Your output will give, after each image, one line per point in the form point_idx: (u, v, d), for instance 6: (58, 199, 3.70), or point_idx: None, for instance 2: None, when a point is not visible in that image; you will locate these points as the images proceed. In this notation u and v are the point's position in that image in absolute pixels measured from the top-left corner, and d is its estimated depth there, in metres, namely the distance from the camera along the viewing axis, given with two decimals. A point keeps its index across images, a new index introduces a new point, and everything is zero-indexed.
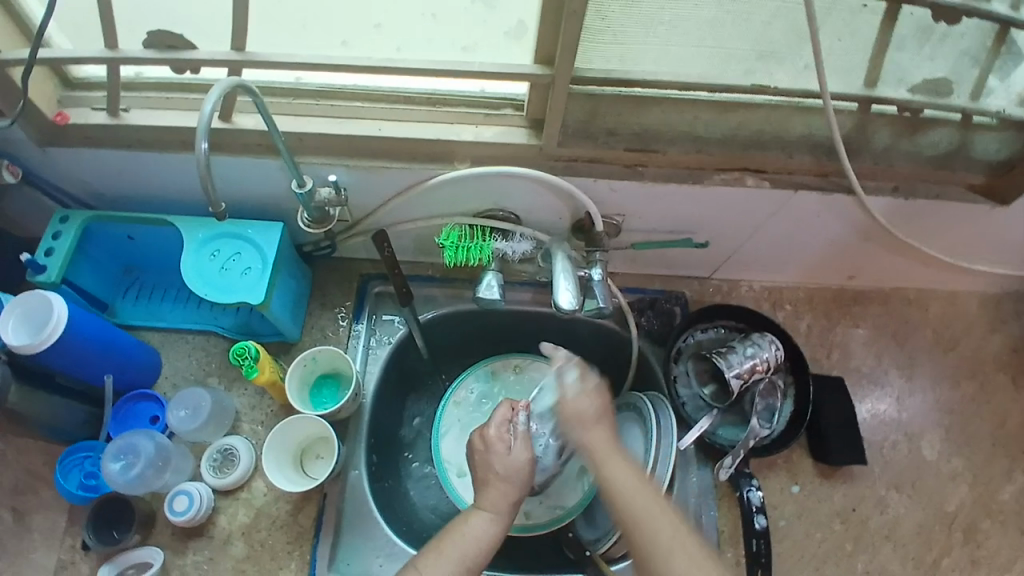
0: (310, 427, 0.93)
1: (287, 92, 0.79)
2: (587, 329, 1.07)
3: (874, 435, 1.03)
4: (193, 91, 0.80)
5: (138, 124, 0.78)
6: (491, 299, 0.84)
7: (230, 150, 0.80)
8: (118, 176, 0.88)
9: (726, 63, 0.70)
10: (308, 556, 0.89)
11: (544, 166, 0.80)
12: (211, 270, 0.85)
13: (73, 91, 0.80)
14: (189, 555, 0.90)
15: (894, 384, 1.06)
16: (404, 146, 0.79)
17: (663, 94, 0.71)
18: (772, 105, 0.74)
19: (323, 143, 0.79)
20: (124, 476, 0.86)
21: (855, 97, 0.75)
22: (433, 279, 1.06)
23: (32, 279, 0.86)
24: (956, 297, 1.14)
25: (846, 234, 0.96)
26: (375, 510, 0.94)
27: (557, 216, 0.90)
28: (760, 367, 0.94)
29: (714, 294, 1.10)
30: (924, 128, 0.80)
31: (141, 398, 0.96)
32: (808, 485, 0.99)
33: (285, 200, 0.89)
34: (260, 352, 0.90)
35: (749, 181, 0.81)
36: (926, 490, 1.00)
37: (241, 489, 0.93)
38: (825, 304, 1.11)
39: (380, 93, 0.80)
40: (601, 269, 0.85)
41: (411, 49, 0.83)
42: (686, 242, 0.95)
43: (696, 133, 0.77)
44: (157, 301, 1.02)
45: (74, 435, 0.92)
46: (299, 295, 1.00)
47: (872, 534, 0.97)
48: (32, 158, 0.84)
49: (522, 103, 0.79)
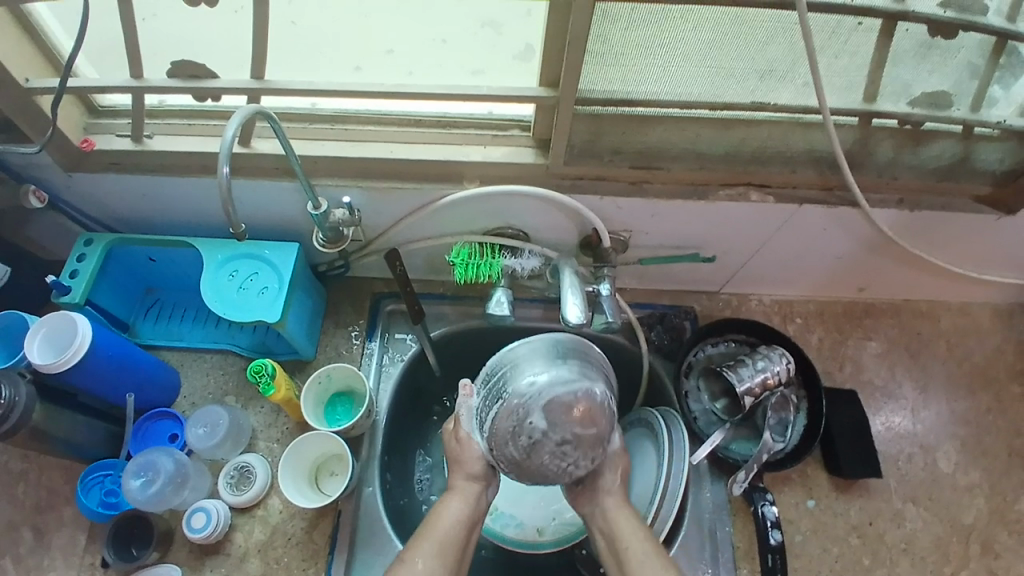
0: (324, 443, 0.94)
1: (302, 117, 0.82)
2: (598, 344, 1.08)
3: (889, 447, 1.02)
4: (213, 118, 0.84)
5: (161, 150, 0.82)
6: (501, 315, 0.85)
7: (248, 173, 0.83)
8: (141, 201, 0.91)
9: (727, 82, 0.72)
10: (323, 571, 0.90)
11: (552, 184, 0.82)
12: (230, 291, 0.87)
13: (98, 119, 0.84)
14: (206, 572, 0.91)
15: (908, 396, 1.06)
16: (415, 167, 0.82)
17: (665, 112, 0.75)
18: (774, 121, 0.76)
19: (337, 165, 0.82)
20: (143, 493, 0.88)
21: (855, 112, 0.77)
22: (444, 297, 1.08)
23: (58, 299, 0.89)
24: (966, 308, 1.13)
25: (853, 246, 0.96)
26: (389, 530, 0.94)
27: (566, 233, 0.92)
28: (771, 380, 0.93)
29: (725, 308, 1.11)
30: (925, 139, 0.82)
31: (160, 416, 0.98)
32: (823, 500, 0.98)
33: (300, 221, 0.92)
34: (277, 369, 0.91)
35: (753, 196, 0.83)
36: (943, 503, 0.99)
37: (258, 506, 0.94)
38: (836, 316, 1.11)
39: (390, 115, 0.82)
40: (609, 285, 0.86)
41: (421, 73, 0.85)
42: (694, 257, 0.96)
43: (700, 150, 0.79)
44: (177, 321, 1.05)
45: (96, 453, 0.94)
46: (314, 314, 1.02)
47: (889, 549, 0.96)
48: (59, 185, 0.88)
49: (529, 124, 0.82)
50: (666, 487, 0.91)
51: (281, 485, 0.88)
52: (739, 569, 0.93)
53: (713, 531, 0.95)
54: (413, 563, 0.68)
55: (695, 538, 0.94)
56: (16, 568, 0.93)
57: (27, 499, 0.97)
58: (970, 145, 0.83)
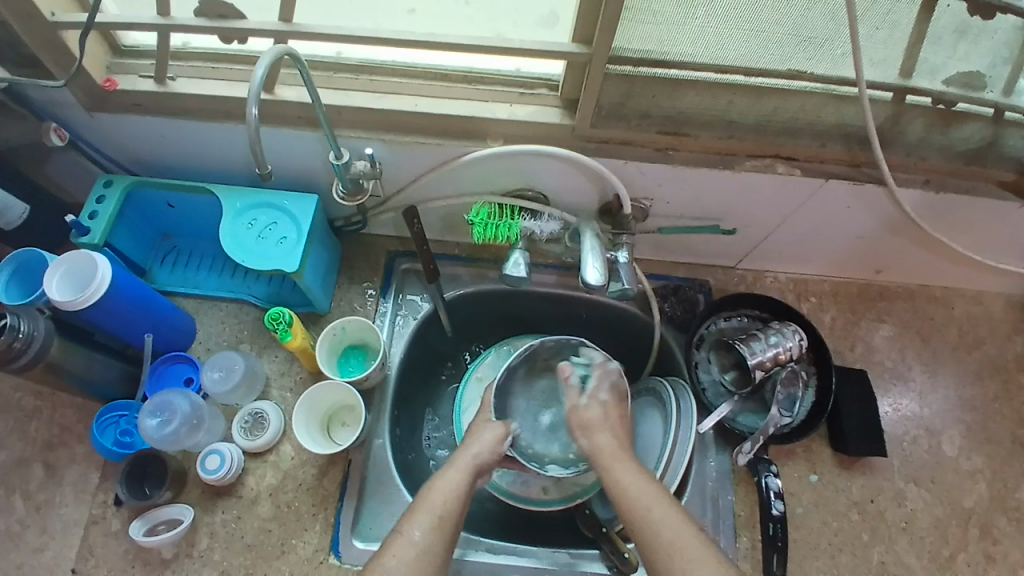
0: (338, 393, 0.95)
1: (328, 66, 0.81)
2: (610, 313, 1.09)
3: (894, 429, 1.03)
4: (238, 62, 0.83)
5: (184, 92, 0.81)
6: (518, 276, 0.85)
7: (271, 121, 0.82)
8: (162, 145, 0.91)
9: (765, 47, 0.71)
10: (332, 518, 0.92)
11: (577, 146, 0.81)
12: (249, 239, 0.88)
13: (121, 58, 0.83)
14: (217, 513, 0.93)
15: (917, 380, 1.06)
16: (439, 122, 0.81)
17: (699, 76, 0.74)
18: (808, 91, 0.75)
19: (362, 116, 0.81)
20: (159, 432, 0.89)
21: (892, 87, 0.76)
22: (459, 258, 1.08)
23: (76, 240, 0.89)
24: (983, 297, 1.13)
25: (876, 227, 0.95)
26: (399, 481, 0.97)
27: (586, 198, 0.91)
28: (782, 356, 0.94)
29: (739, 283, 1.10)
30: (957, 121, 0.81)
31: (176, 360, 1.00)
32: (825, 475, 0.99)
33: (321, 173, 0.92)
34: (294, 318, 0.93)
35: (780, 168, 0.81)
36: (944, 486, 1.00)
37: (269, 452, 0.96)
38: (850, 298, 1.11)
39: (417, 68, 0.81)
40: (627, 252, 0.86)
41: (448, 26, 0.83)
42: (714, 229, 0.95)
43: (730, 118, 0.78)
44: (193, 269, 1.06)
45: (112, 393, 0.96)
46: (329, 268, 1.02)
47: (887, 527, 0.97)
48: (80, 124, 0.88)
49: (557, 83, 0.80)
50: (671, 455, 0.93)
51: (295, 431, 0.90)
52: (739, 536, 0.95)
53: (716, 499, 0.97)
54: (410, 531, 0.69)
55: (697, 504, 0.97)
56: (30, 500, 0.95)
57: (42, 435, 0.99)
58: (999, 129, 0.82)
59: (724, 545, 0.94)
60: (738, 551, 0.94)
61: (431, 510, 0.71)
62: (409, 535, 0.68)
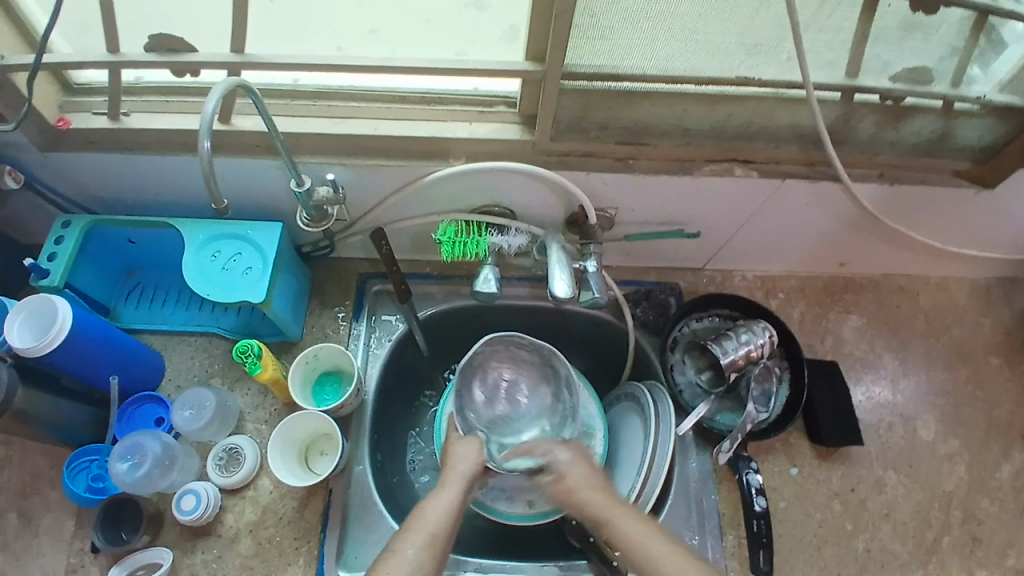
0: (313, 422, 0.94)
1: (285, 93, 0.81)
2: (585, 321, 1.09)
3: (869, 417, 1.05)
4: (192, 94, 0.82)
5: (140, 127, 0.80)
6: (489, 292, 0.85)
7: (228, 151, 0.81)
8: (121, 181, 0.89)
9: (713, 56, 0.72)
10: (316, 550, 0.90)
11: (540, 161, 0.82)
12: (213, 271, 0.86)
13: (73, 96, 0.82)
14: (198, 553, 0.91)
15: (887, 367, 1.09)
16: (402, 144, 0.81)
17: (651, 87, 0.74)
18: (759, 96, 0.76)
19: (323, 141, 0.80)
20: (131, 475, 0.87)
21: (838, 88, 0.78)
22: (431, 276, 1.08)
23: (36, 283, 0.87)
24: (945, 283, 1.16)
25: (837, 222, 0.98)
26: (380, 503, 0.95)
27: (553, 210, 0.92)
28: (754, 353, 0.95)
29: (709, 284, 1.12)
30: (907, 116, 0.83)
31: (144, 400, 0.97)
32: (805, 468, 1.01)
33: (284, 201, 0.91)
34: (262, 349, 0.90)
35: (738, 171, 0.83)
36: (924, 470, 1.02)
37: (247, 487, 0.94)
38: (818, 292, 1.14)
39: (375, 92, 0.81)
40: (595, 261, 0.87)
41: (406, 48, 0.83)
42: (678, 233, 0.97)
43: (686, 126, 0.79)
44: (159, 304, 1.04)
45: (81, 438, 0.93)
46: (299, 295, 1.01)
47: (870, 515, 0.99)
48: (34, 165, 0.86)
49: (515, 99, 0.81)
50: (652, 459, 0.93)
51: (272, 467, 0.88)
52: (724, 535, 0.95)
53: (699, 500, 0.97)
54: (403, 551, 0.67)
55: (682, 507, 0.97)
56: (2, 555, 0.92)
57: (10, 486, 0.95)
58: (950, 121, 0.85)
59: (710, 544, 0.95)
60: (724, 551, 0.95)
61: (422, 528, 0.70)
62: (402, 555, 0.67)
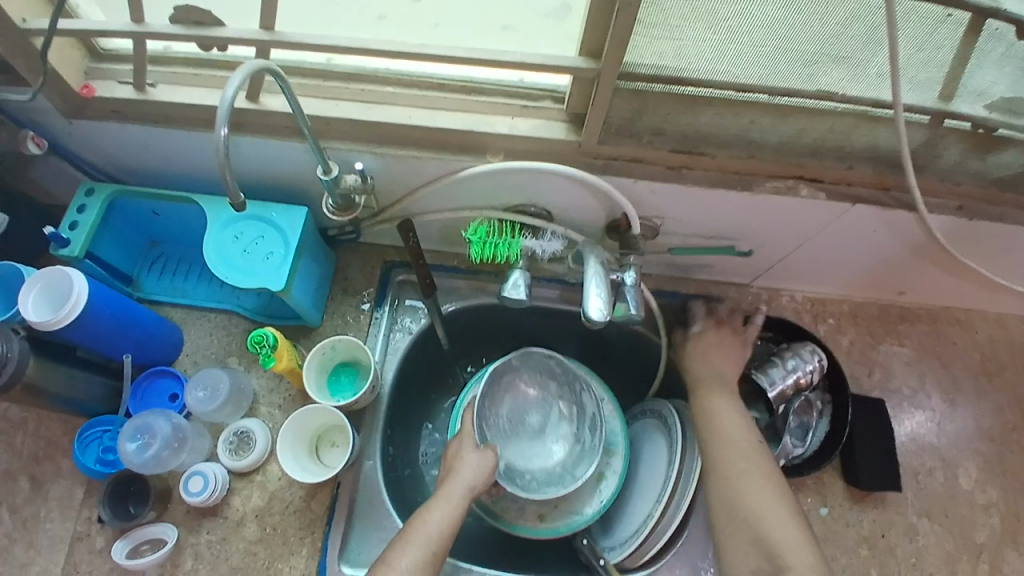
0: (327, 416, 0.91)
1: (316, 74, 0.76)
2: (614, 330, 1.04)
3: (910, 460, 0.97)
4: (220, 68, 0.77)
5: (165, 100, 0.76)
6: (517, 299, 0.79)
7: (255, 131, 0.77)
8: (146, 153, 0.86)
9: (792, 67, 0.65)
10: (320, 544, 0.88)
11: (582, 163, 0.75)
12: (234, 253, 0.83)
13: (99, 63, 0.78)
14: (202, 534, 0.89)
15: (935, 408, 1.00)
16: (435, 135, 0.75)
17: (717, 93, 0.68)
18: (837, 111, 0.69)
19: (352, 127, 0.75)
20: (140, 455, 0.85)
21: (929, 110, 0.70)
22: (458, 270, 1.03)
23: (56, 252, 0.84)
24: (1008, 321, 1.07)
25: (901, 250, 0.89)
26: (387, 501, 0.93)
27: (593, 215, 0.85)
28: (801, 382, 0.90)
29: (753, 301, 1.04)
30: (997, 147, 0.75)
31: (160, 374, 0.95)
32: (836, 508, 0.94)
33: (311, 184, 0.87)
34: (278, 340, 0.87)
35: (804, 191, 0.76)
36: (958, 519, 0.95)
37: (256, 471, 0.92)
38: (869, 320, 1.05)
39: (411, 76, 0.75)
40: (634, 273, 0.81)
41: (447, 30, 0.77)
42: (729, 251, 0.90)
43: (750, 137, 0.71)
44: (181, 277, 1.01)
45: (95, 408, 0.92)
46: (322, 280, 0.98)
47: (898, 562, 0.92)
48: (59, 131, 0.83)
49: (563, 95, 0.74)
50: (674, 487, 0.88)
51: (280, 458, 0.86)
52: None
53: None
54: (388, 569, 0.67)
55: (699, 535, 0.90)
56: (14, 516, 0.92)
57: (27, 448, 0.95)
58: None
59: None
60: None
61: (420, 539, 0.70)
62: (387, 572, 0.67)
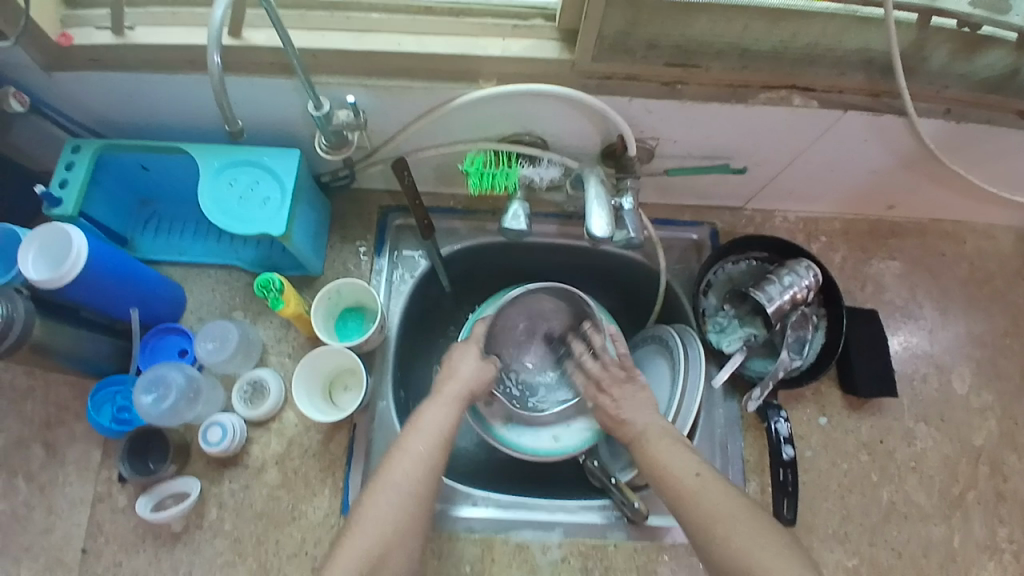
0: (340, 359, 0.93)
1: (300, 6, 0.74)
2: (615, 261, 1.05)
3: (905, 367, 1.01)
4: (199, 6, 0.76)
5: (145, 42, 0.74)
6: (518, 229, 0.80)
7: (243, 71, 0.75)
8: (133, 105, 0.84)
9: None
10: (340, 481, 0.91)
11: (578, 85, 0.75)
12: (231, 200, 0.82)
13: (76, 11, 0.76)
14: (223, 483, 0.91)
15: (928, 317, 1.04)
16: (426, 64, 0.74)
17: (707, 1, 0.67)
18: (828, 14, 0.69)
19: (342, 60, 0.74)
20: (156, 408, 0.86)
21: (917, 8, 0.70)
22: (455, 211, 1.03)
23: (48, 212, 0.84)
24: (994, 231, 1.09)
25: (892, 161, 0.90)
26: (403, 436, 0.94)
27: (588, 140, 0.85)
28: (799, 296, 0.91)
29: (747, 225, 1.06)
30: (981, 48, 0.75)
31: (167, 332, 0.96)
32: (836, 417, 0.98)
33: (302, 126, 0.86)
34: (285, 284, 0.88)
35: (796, 100, 0.76)
36: (956, 424, 0.99)
37: (272, 419, 0.93)
38: (861, 236, 1.07)
39: (398, 4, 0.74)
40: (632, 198, 0.81)
41: None
42: (724, 168, 0.91)
43: (743, 47, 0.72)
44: (177, 235, 1.01)
45: (104, 369, 0.93)
46: (320, 225, 0.97)
47: (898, 466, 0.96)
48: (38, 85, 0.80)
49: (553, 12, 0.73)
50: (680, 406, 0.91)
51: (295, 396, 0.87)
52: (748, 481, 0.94)
53: (725, 444, 0.96)
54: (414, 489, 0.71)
55: (706, 451, 0.96)
56: (30, 483, 0.93)
57: (37, 415, 0.95)
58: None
59: (733, 488, 0.93)
60: (748, 495, 0.93)
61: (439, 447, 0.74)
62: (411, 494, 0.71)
